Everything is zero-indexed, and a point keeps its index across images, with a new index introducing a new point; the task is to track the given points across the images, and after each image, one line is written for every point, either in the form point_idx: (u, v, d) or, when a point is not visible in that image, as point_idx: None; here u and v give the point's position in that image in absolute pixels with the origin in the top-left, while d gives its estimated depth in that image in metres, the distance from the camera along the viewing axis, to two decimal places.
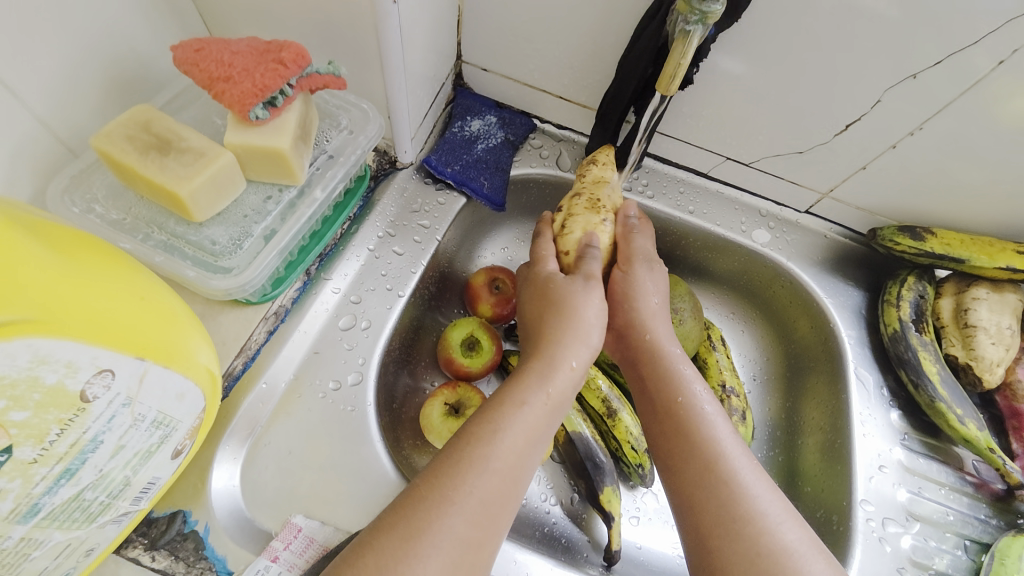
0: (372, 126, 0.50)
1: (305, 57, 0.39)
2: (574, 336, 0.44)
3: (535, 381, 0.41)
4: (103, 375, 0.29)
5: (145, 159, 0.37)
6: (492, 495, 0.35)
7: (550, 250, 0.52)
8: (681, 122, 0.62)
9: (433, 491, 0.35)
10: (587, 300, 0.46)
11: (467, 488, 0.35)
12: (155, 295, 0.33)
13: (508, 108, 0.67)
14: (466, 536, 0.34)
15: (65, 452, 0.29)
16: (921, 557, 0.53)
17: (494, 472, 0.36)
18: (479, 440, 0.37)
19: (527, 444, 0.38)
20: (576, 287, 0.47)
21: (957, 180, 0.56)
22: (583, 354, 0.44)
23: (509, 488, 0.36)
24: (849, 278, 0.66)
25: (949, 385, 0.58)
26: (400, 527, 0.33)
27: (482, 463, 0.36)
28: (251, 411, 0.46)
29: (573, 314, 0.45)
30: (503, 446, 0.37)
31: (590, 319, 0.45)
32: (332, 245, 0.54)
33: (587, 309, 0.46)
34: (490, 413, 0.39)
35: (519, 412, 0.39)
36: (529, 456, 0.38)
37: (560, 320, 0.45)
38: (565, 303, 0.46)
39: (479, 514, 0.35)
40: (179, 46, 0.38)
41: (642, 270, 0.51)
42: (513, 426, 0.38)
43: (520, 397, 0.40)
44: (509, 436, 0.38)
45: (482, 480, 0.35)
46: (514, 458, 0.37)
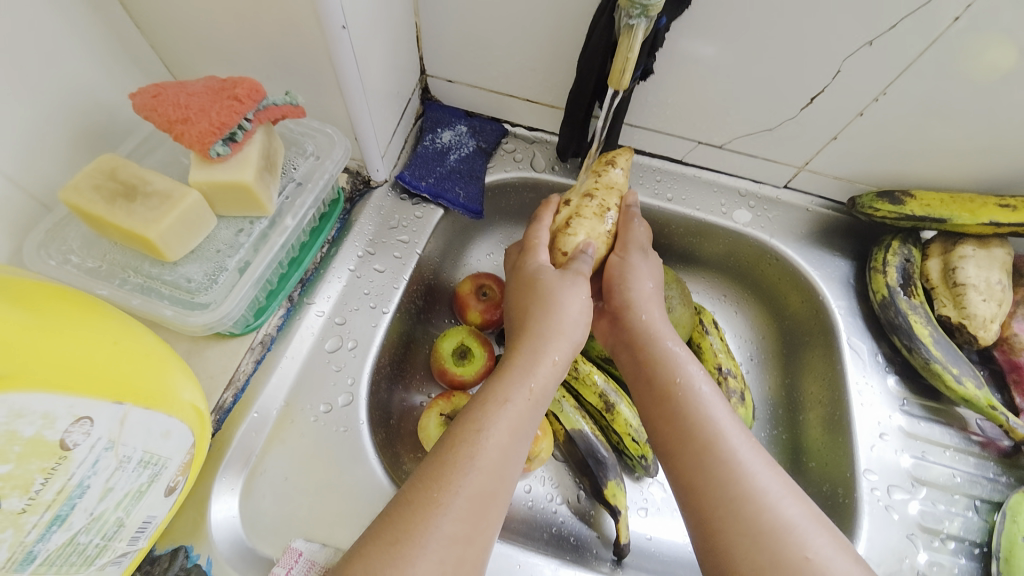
0: (338, 150, 0.50)
1: (258, 91, 0.40)
2: (556, 333, 0.46)
3: (519, 376, 0.43)
4: (82, 423, 0.29)
5: (113, 207, 0.38)
6: (479, 492, 0.36)
7: (544, 239, 0.54)
8: (648, 112, 0.62)
9: (421, 494, 0.35)
10: (571, 294, 0.49)
11: (454, 487, 0.36)
12: (130, 339, 0.35)
13: (478, 116, 0.68)
14: (455, 534, 0.34)
15: (53, 500, 0.29)
16: (930, 522, 0.53)
17: (479, 470, 0.37)
18: (465, 440, 0.38)
19: (512, 438, 0.40)
20: (564, 283, 0.49)
21: (930, 139, 0.56)
22: (564, 347, 0.46)
23: (496, 486, 0.37)
24: (835, 249, 0.66)
25: (943, 346, 0.57)
26: (393, 536, 0.33)
27: (469, 461, 0.37)
28: (245, 441, 0.46)
29: (556, 309, 0.47)
30: (488, 444, 0.38)
31: (573, 314, 0.48)
32: (311, 270, 0.55)
33: (569, 303, 0.48)
34: (475, 414, 0.40)
35: (503, 410, 0.40)
36: (514, 451, 0.39)
37: (544, 320, 0.47)
38: (549, 297, 0.48)
39: (466, 512, 0.35)
40: (137, 93, 0.39)
41: (637, 256, 0.54)
42: (497, 423, 0.40)
43: (504, 393, 0.41)
44: (493, 433, 0.39)
45: (469, 479, 0.36)
46: (498, 455, 0.38)
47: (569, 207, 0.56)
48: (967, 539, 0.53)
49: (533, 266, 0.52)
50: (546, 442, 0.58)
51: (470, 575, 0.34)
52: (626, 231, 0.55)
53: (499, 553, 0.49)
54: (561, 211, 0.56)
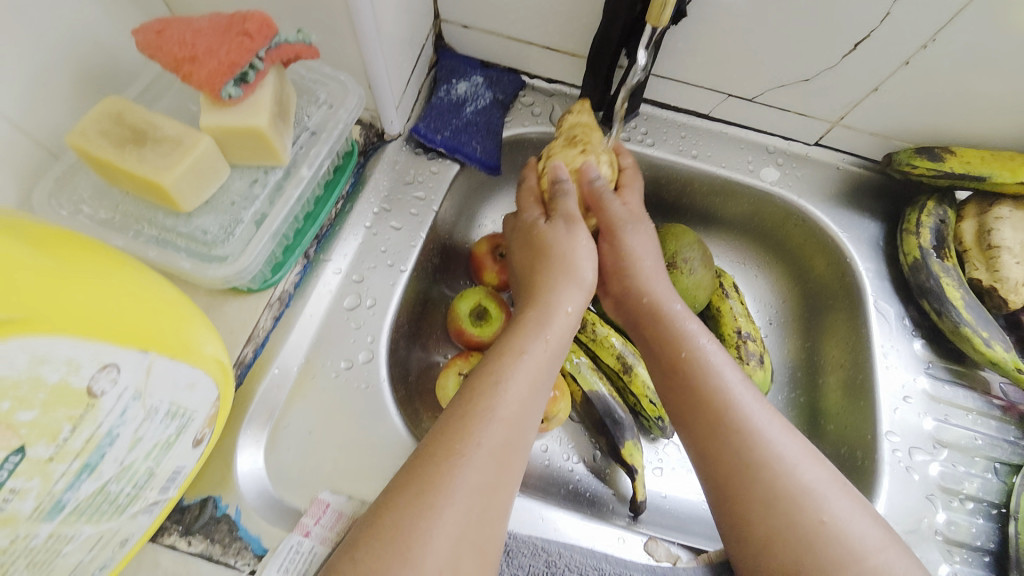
0: (352, 97, 0.48)
1: (270, 27, 0.37)
2: (568, 282, 0.46)
3: (533, 328, 0.43)
4: (109, 370, 0.29)
5: (123, 152, 0.36)
6: (501, 443, 0.36)
7: (532, 194, 0.53)
8: (676, 61, 0.58)
9: (442, 445, 0.35)
10: (571, 242, 0.48)
11: (476, 439, 0.35)
12: (150, 288, 0.33)
13: (495, 67, 0.64)
14: (479, 484, 0.34)
15: (81, 448, 0.29)
16: (950, 483, 0.53)
17: (499, 422, 0.37)
18: (483, 395, 0.38)
19: (530, 389, 0.39)
20: (559, 232, 0.48)
21: (978, 92, 0.52)
22: (577, 296, 0.46)
23: (516, 436, 0.37)
24: (865, 210, 0.64)
25: (973, 308, 0.56)
26: (416, 489, 0.33)
27: (489, 412, 0.37)
28: (268, 397, 0.46)
29: (562, 258, 0.47)
30: (507, 395, 0.38)
31: (580, 261, 0.47)
32: (327, 226, 0.53)
33: (576, 253, 0.47)
34: (492, 367, 0.40)
35: (520, 361, 0.40)
36: (534, 403, 0.39)
37: (555, 272, 0.47)
38: (550, 248, 0.48)
39: (489, 461, 0.35)
40: (139, 29, 0.36)
41: (630, 231, 0.50)
42: (516, 375, 0.39)
43: (520, 345, 0.41)
44: (511, 384, 0.39)
45: (490, 430, 0.36)
46: (517, 407, 0.38)
47: (548, 150, 0.53)
48: (985, 500, 0.53)
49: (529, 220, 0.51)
50: (564, 403, 0.58)
51: (494, 521, 0.35)
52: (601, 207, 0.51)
53: (520, 508, 0.50)
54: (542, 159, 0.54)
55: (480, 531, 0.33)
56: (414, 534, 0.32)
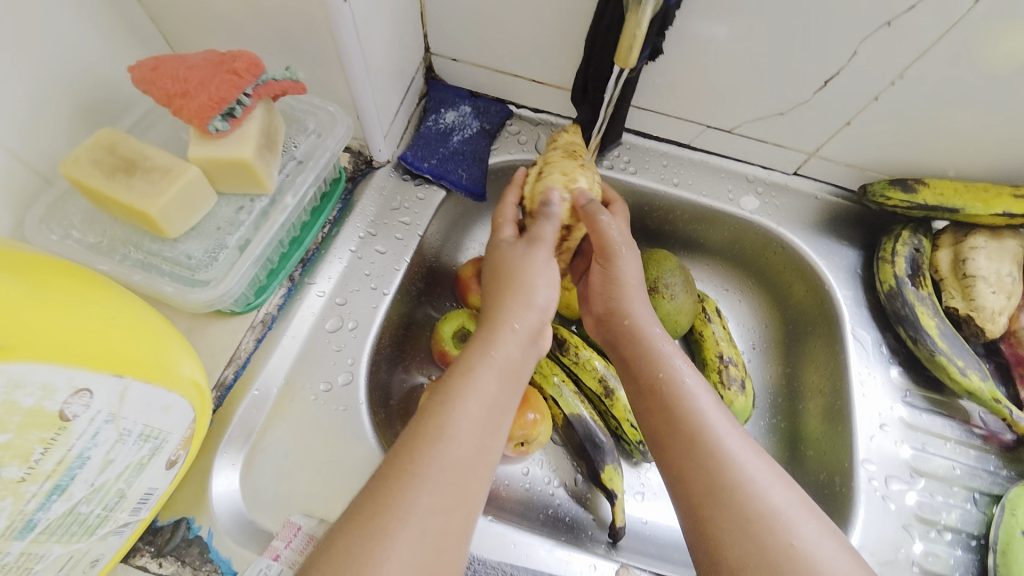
0: (340, 127, 0.50)
1: (258, 65, 0.39)
2: (518, 300, 0.47)
3: (480, 347, 0.43)
4: (81, 395, 0.30)
5: (113, 181, 0.38)
6: (454, 463, 0.37)
7: (510, 216, 0.54)
8: (655, 94, 0.60)
9: (396, 468, 0.36)
10: (531, 262, 0.48)
11: (428, 459, 0.36)
12: (129, 314, 0.35)
13: (483, 97, 0.66)
14: (435, 508, 0.35)
15: (53, 470, 0.30)
16: (927, 513, 0.53)
17: (448, 440, 0.37)
18: (432, 414, 0.39)
19: (482, 411, 0.40)
20: (517, 252, 0.49)
21: (946, 127, 0.54)
22: (529, 315, 0.47)
23: (468, 455, 0.38)
24: (844, 238, 0.65)
25: (949, 338, 0.57)
26: (373, 510, 0.34)
27: (438, 432, 0.38)
28: (246, 418, 0.47)
29: (516, 276, 0.48)
30: (456, 414, 0.39)
31: (531, 279, 0.48)
32: (314, 250, 0.55)
33: (529, 269, 0.48)
34: (445, 388, 0.40)
35: (469, 380, 0.41)
36: (486, 422, 0.40)
37: (507, 289, 0.47)
38: (509, 267, 0.48)
39: (445, 484, 0.36)
40: (136, 66, 0.38)
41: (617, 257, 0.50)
42: (465, 394, 0.40)
43: (468, 363, 0.42)
44: (458, 404, 0.39)
45: (441, 450, 0.37)
46: (469, 426, 0.39)
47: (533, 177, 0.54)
48: (965, 531, 0.53)
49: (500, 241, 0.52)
50: (543, 427, 0.58)
51: (454, 544, 0.35)
52: (596, 229, 0.50)
53: (495, 533, 0.49)
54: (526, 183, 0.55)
55: (445, 560, 0.34)
56: (368, 557, 0.32)
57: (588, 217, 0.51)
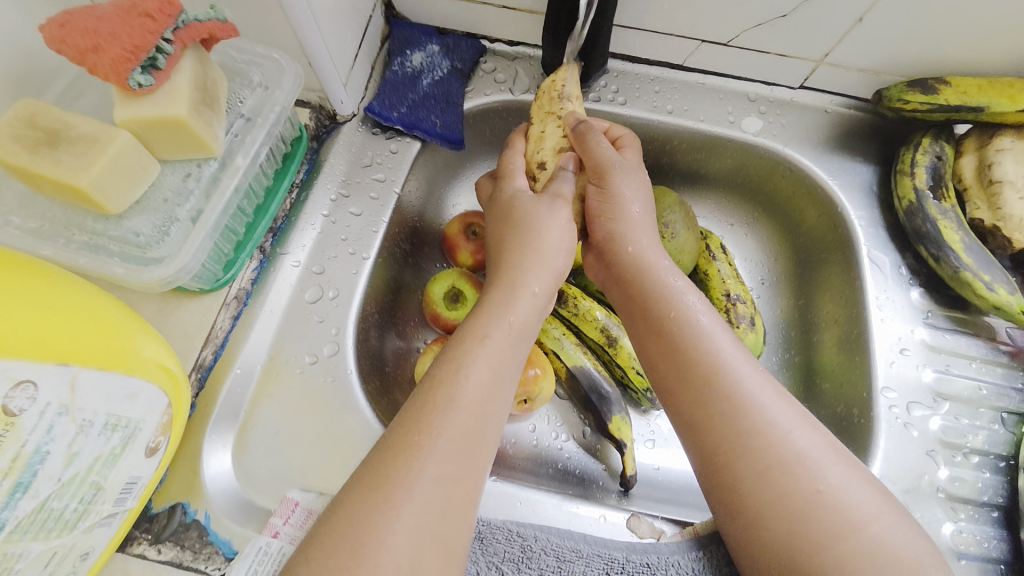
0: (288, 77, 0.45)
1: (173, 4, 0.35)
2: (535, 261, 0.43)
3: (497, 311, 0.40)
4: (24, 387, 0.27)
5: (36, 156, 0.34)
6: (464, 431, 0.34)
7: (516, 165, 0.50)
8: (641, 8, 0.54)
9: (401, 438, 0.34)
10: (549, 219, 0.45)
11: (436, 429, 0.34)
12: (66, 297, 0.32)
13: (451, 33, 0.60)
14: (443, 475, 0.33)
15: (8, 468, 0.28)
16: (952, 437, 0.51)
17: (460, 409, 0.35)
18: (443, 380, 0.36)
19: (493, 376, 0.37)
20: (539, 207, 0.45)
21: (974, 13, 0.48)
22: (545, 276, 0.44)
23: (481, 423, 0.36)
24: (857, 153, 0.60)
25: (975, 251, 0.52)
26: (374, 482, 0.32)
27: (449, 401, 0.35)
28: (231, 399, 0.45)
29: (534, 233, 0.44)
30: (467, 381, 0.36)
31: (553, 239, 0.44)
32: (282, 218, 0.51)
33: (550, 228, 0.45)
34: (453, 353, 0.38)
35: (482, 346, 0.38)
36: (498, 389, 0.37)
37: (523, 249, 0.44)
38: (526, 223, 0.45)
39: (453, 452, 0.34)
40: (44, 24, 0.34)
41: (619, 177, 0.46)
42: (477, 360, 0.37)
43: (481, 329, 0.39)
44: (472, 370, 0.37)
45: (451, 419, 0.34)
46: (481, 394, 0.36)
47: (537, 123, 0.50)
48: (992, 453, 0.50)
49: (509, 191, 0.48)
50: (546, 382, 0.56)
51: (461, 513, 0.33)
52: (586, 152, 0.46)
53: (502, 492, 0.48)
54: (531, 129, 0.50)
55: (452, 527, 0.33)
56: (369, 529, 0.30)
57: (579, 139, 0.47)
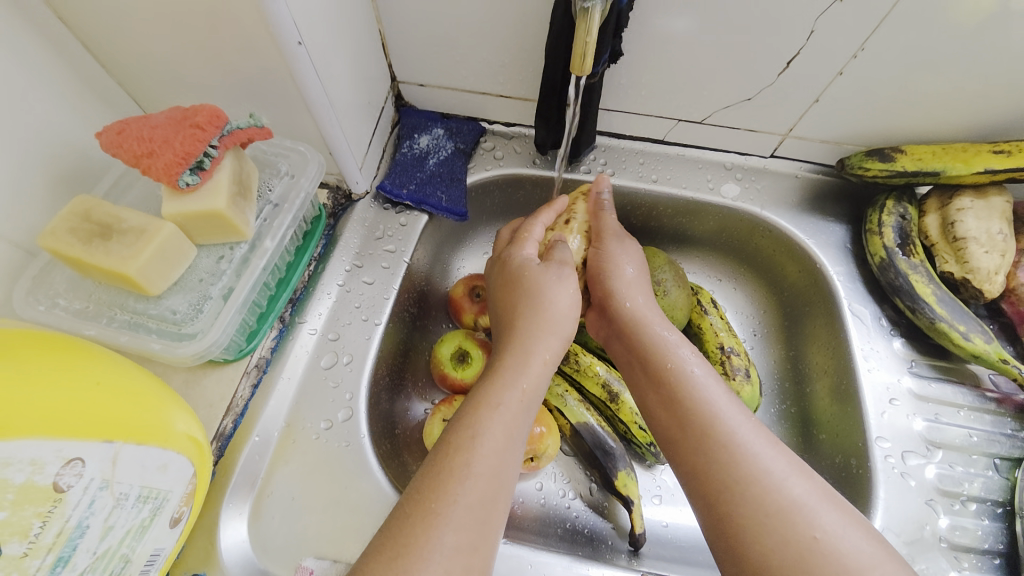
0: (312, 166, 0.51)
1: (220, 116, 0.41)
2: (544, 329, 0.46)
3: (511, 377, 0.43)
4: (74, 464, 0.30)
5: (90, 247, 0.38)
6: (479, 498, 0.36)
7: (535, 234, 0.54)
8: (623, 95, 0.60)
9: (418, 506, 0.35)
10: (557, 289, 0.48)
11: (452, 497, 0.35)
12: (114, 377, 0.35)
13: (455, 118, 0.67)
14: (458, 544, 0.34)
15: (53, 542, 0.30)
16: (949, 485, 0.52)
17: (477, 477, 0.37)
18: (459, 448, 0.38)
19: (506, 442, 0.39)
20: (549, 276, 0.49)
21: (915, 93, 0.54)
22: (554, 343, 0.46)
23: (494, 490, 0.37)
24: (830, 214, 0.65)
25: (948, 304, 0.56)
26: (393, 551, 0.33)
27: (466, 468, 0.37)
28: (249, 466, 0.46)
29: (543, 306, 0.47)
30: (483, 448, 0.38)
31: (563, 309, 0.48)
32: (301, 289, 0.55)
33: (559, 300, 0.48)
34: (468, 420, 0.40)
35: (497, 413, 0.40)
36: (511, 454, 0.39)
37: (533, 321, 0.47)
38: (538, 294, 0.48)
39: (467, 521, 0.35)
40: (102, 132, 0.39)
41: (614, 244, 0.53)
42: (491, 426, 0.39)
43: (496, 397, 0.41)
44: (486, 438, 0.38)
45: (468, 487, 0.36)
46: (496, 459, 0.38)
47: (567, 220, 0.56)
48: (989, 499, 0.52)
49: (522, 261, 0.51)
50: (551, 439, 0.57)
51: None
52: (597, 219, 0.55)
53: (511, 555, 0.49)
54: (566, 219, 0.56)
55: None
56: None
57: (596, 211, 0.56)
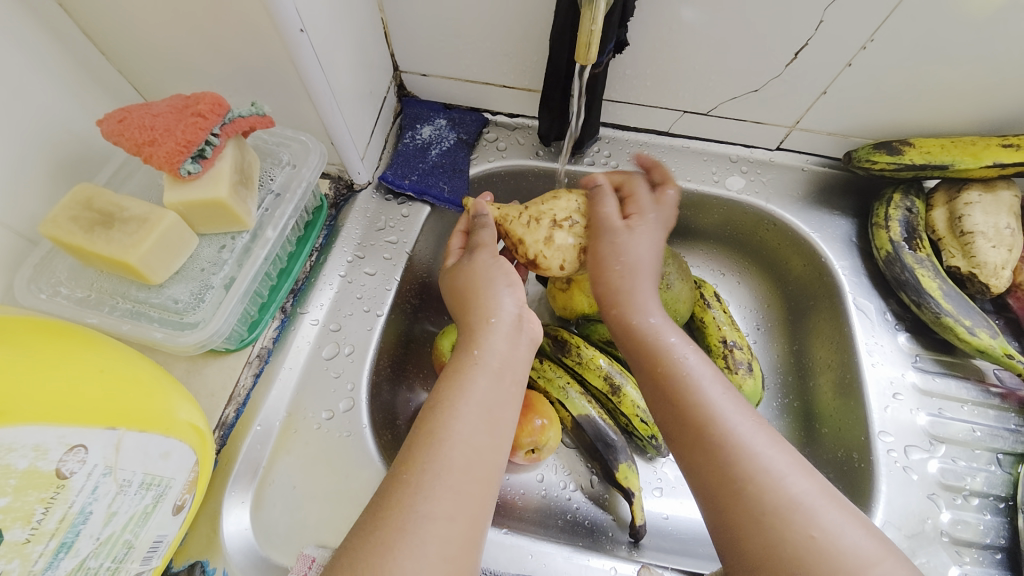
0: (314, 156, 0.51)
1: (222, 104, 0.40)
2: (486, 297, 0.46)
3: (465, 350, 0.43)
4: (76, 451, 0.30)
5: (92, 236, 0.38)
6: (452, 467, 0.36)
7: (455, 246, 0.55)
8: (628, 85, 0.60)
9: (396, 477, 0.36)
10: (480, 261, 0.49)
11: (423, 466, 0.36)
12: (116, 364, 0.35)
13: (457, 108, 0.66)
14: (435, 513, 0.34)
15: (56, 528, 0.30)
16: (951, 480, 0.52)
17: (444, 443, 0.37)
18: (428, 421, 0.38)
19: (477, 412, 0.39)
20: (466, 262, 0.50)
21: (924, 85, 0.53)
22: (506, 306, 0.46)
23: (471, 460, 0.37)
24: (835, 207, 0.64)
25: (954, 298, 0.56)
26: (375, 523, 0.33)
27: (431, 436, 0.37)
28: (251, 455, 0.47)
29: (470, 280, 0.48)
30: (449, 417, 0.38)
31: (487, 276, 0.48)
32: (303, 280, 0.55)
33: (479, 270, 0.48)
34: (435, 395, 0.40)
35: (458, 383, 0.40)
36: (486, 423, 0.39)
37: (478, 292, 0.47)
38: (467, 272, 0.49)
39: (442, 488, 0.35)
40: (103, 119, 0.38)
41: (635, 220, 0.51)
42: (452, 396, 0.39)
43: (455, 368, 0.41)
44: (451, 408, 0.39)
45: (438, 455, 0.36)
46: (467, 428, 0.38)
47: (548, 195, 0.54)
48: (991, 494, 0.52)
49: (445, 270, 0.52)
50: (553, 431, 0.57)
51: (463, 552, 0.34)
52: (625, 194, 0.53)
53: (512, 545, 0.49)
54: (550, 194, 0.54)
55: (458, 570, 0.33)
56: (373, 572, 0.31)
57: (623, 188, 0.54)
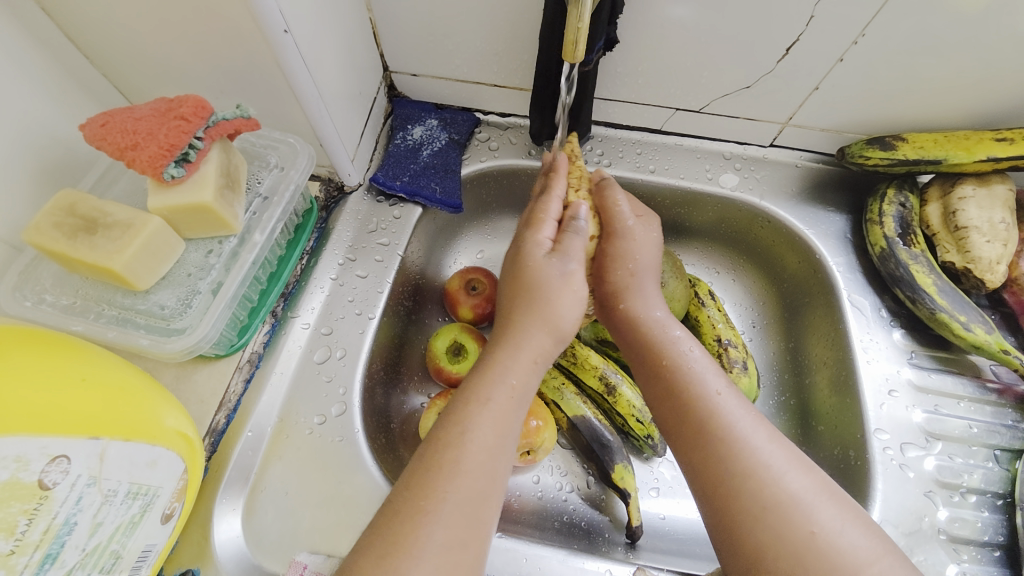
0: (302, 158, 0.50)
1: (205, 107, 0.40)
2: (541, 325, 0.44)
3: (499, 374, 0.41)
4: (59, 461, 0.30)
5: (75, 243, 0.38)
6: (468, 496, 0.36)
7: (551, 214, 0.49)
8: (620, 83, 0.59)
9: (405, 502, 0.35)
10: (563, 292, 0.45)
11: (441, 494, 0.35)
12: (99, 374, 0.35)
13: (449, 108, 0.66)
14: (447, 541, 0.34)
15: (40, 539, 0.30)
16: (948, 477, 0.52)
17: (465, 474, 0.36)
18: (447, 444, 0.37)
19: (496, 439, 0.38)
20: (551, 272, 0.46)
21: (918, 79, 0.53)
22: (548, 342, 0.44)
23: (486, 485, 0.36)
24: (829, 203, 0.64)
25: (949, 294, 0.55)
26: (382, 550, 0.33)
27: (454, 465, 0.36)
28: (242, 461, 0.46)
29: (547, 301, 0.45)
30: (470, 444, 0.37)
31: (563, 308, 0.45)
32: (293, 283, 0.55)
33: (562, 300, 0.45)
34: (457, 415, 0.39)
35: (485, 410, 0.39)
36: (503, 449, 0.38)
37: (531, 315, 0.44)
38: (537, 288, 0.45)
39: (457, 517, 0.35)
40: (85, 124, 0.38)
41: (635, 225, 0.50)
42: (481, 423, 0.38)
43: (485, 393, 0.40)
44: (474, 433, 0.38)
45: (457, 484, 0.36)
46: (485, 455, 0.37)
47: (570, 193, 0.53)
48: (989, 491, 0.51)
49: (532, 244, 0.47)
50: (548, 433, 0.57)
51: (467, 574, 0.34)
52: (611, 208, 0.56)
53: (506, 549, 0.49)
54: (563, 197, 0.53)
55: None
56: None
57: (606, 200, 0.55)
